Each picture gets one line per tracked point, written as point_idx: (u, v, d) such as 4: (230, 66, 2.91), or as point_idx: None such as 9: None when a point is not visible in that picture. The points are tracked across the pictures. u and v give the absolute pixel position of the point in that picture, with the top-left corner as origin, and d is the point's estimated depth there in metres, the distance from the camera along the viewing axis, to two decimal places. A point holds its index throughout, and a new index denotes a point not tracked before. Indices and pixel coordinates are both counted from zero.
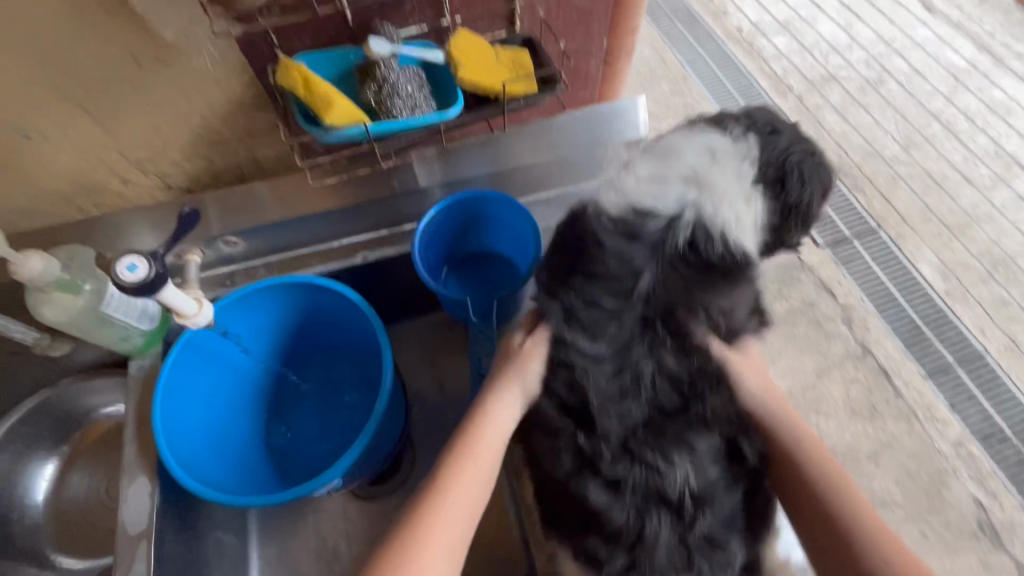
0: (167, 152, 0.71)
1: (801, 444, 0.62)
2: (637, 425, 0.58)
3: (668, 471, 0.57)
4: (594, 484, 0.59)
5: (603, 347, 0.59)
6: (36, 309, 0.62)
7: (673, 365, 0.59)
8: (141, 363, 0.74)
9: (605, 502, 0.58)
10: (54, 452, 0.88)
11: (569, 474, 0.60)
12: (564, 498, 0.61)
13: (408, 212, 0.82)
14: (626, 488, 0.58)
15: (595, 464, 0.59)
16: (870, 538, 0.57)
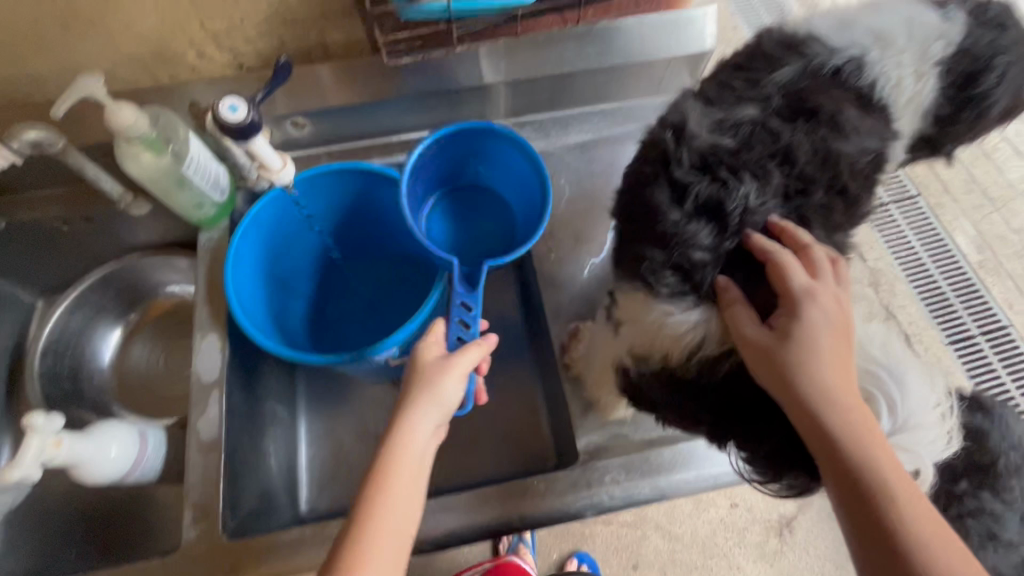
0: (242, 27, 0.72)
1: (835, 398, 0.49)
2: (723, 156, 0.58)
3: (735, 204, 0.57)
4: (663, 195, 0.59)
5: (716, 113, 0.61)
6: (122, 161, 0.66)
7: (776, 127, 0.59)
8: (210, 234, 0.78)
9: (663, 213, 0.58)
10: (119, 321, 0.95)
11: (643, 190, 0.61)
12: (631, 216, 0.62)
13: (466, 114, 0.84)
14: (689, 208, 0.58)
15: (669, 179, 0.59)
16: (905, 528, 0.44)
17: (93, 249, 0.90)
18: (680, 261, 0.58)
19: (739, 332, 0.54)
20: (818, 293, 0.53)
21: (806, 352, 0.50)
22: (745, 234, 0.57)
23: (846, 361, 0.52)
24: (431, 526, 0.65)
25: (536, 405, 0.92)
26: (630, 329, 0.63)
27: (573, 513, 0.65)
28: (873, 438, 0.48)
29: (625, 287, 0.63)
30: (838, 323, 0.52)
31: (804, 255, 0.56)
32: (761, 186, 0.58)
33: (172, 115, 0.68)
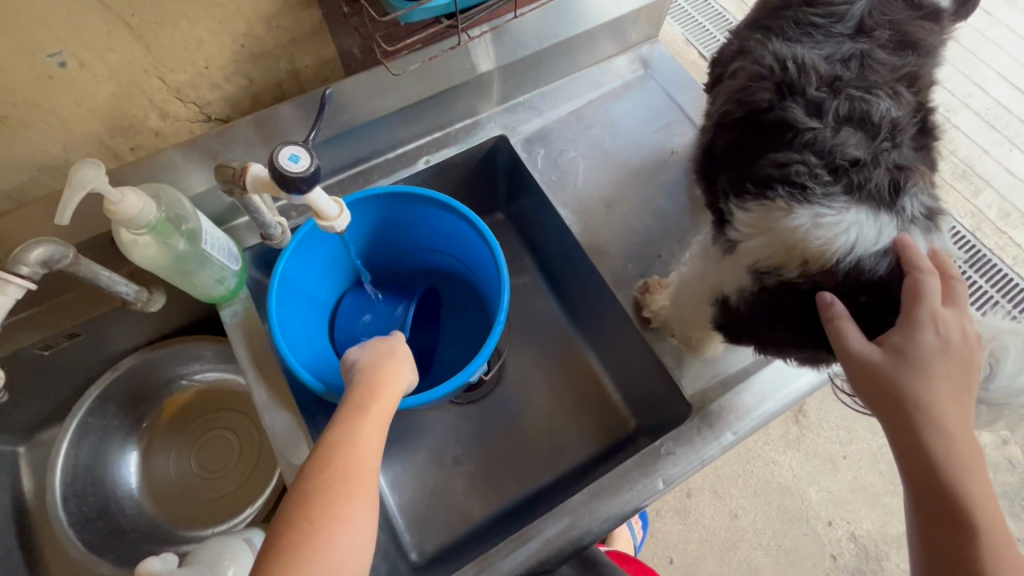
0: (208, 73, 0.64)
1: (946, 430, 0.48)
2: (847, 80, 0.58)
3: (881, 115, 0.56)
4: (798, 111, 0.58)
5: (820, 46, 0.62)
6: (127, 251, 0.57)
7: (885, 57, 0.60)
8: (232, 309, 0.70)
9: (803, 125, 0.57)
10: (130, 438, 0.84)
11: (771, 112, 0.60)
12: (757, 141, 0.61)
13: (457, 110, 0.81)
14: (831, 120, 0.57)
15: (802, 98, 0.59)
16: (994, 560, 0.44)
17: (78, 367, 0.77)
18: (833, 162, 0.56)
19: (843, 346, 0.51)
20: (943, 321, 0.50)
21: (921, 377, 0.48)
22: (892, 145, 0.56)
23: (965, 399, 0.49)
24: (588, 514, 0.63)
25: (598, 377, 0.94)
26: (757, 243, 0.60)
27: (707, 461, 0.66)
28: (978, 470, 0.47)
29: (757, 201, 0.60)
30: (959, 353, 0.49)
31: (913, 279, 0.52)
32: (896, 102, 0.58)
33: (172, 190, 0.59)
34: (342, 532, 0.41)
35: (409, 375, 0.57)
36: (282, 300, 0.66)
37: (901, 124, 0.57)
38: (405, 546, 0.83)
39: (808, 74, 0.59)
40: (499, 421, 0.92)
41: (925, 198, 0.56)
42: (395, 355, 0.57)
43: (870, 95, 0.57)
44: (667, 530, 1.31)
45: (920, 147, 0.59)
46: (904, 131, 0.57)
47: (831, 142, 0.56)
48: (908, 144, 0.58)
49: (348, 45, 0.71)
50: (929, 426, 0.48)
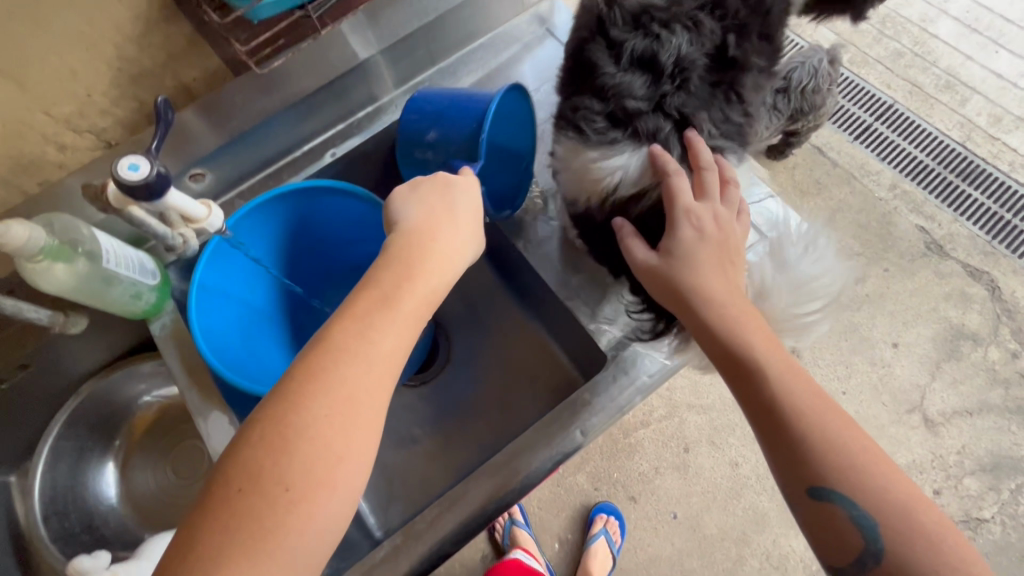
0: (94, 101, 0.67)
1: (719, 302, 0.56)
2: (652, 13, 0.60)
3: (668, 55, 0.59)
4: (602, 53, 0.62)
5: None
6: (30, 280, 0.60)
7: None
8: (159, 322, 0.73)
9: (601, 67, 0.62)
10: (107, 455, 0.89)
11: (582, 52, 0.64)
12: (573, 81, 0.66)
13: (355, 97, 0.81)
14: (625, 62, 0.61)
15: (607, 37, 0.62)
16: (782, 394, 0.52)
17: (42, 396, 0.83)
18: (614, 111, 0.62)
19: (629, 258, 0.61)
20: (696, 213, 0.58)
21: (689, 267, 0.57)
22: (672, 89, 0.60)
23: (728, 271, 0.58)
24: (513, 473, 0.65)
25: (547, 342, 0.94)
26: (562, 178, 0.69)
27: (627, 407, 0.67)
28: (752, 329, 0.55)
29: (561, 141, 0.67)
30: (714, 238, 0.57)
31: (665, 182, 0.59)
32: (693, 38, 0.59)
33: (66, 216, 0.63)
34: (363, 430, 0.45)
35: (465, 250, 0.56)
36: (202, 310, 0.67)
37: (693, 63, 0.59)
38: (371, 527, 0.86)
39: (615, 11, 0.62)
40: (453, 398, 0.94)
41: (707, 137, 0.62)
42: (445, 217, 0.56)
43: (665, 34, 0.59)
44: (668, 488, 1.38)
45: (717, 83, 0.61)
46: (696, 72, 0.60)
47: (617, 86, 0.61)
48: (699, 82, 0.60)
49: (230, 54, 0.72)
50: (709, 302, 0.56)
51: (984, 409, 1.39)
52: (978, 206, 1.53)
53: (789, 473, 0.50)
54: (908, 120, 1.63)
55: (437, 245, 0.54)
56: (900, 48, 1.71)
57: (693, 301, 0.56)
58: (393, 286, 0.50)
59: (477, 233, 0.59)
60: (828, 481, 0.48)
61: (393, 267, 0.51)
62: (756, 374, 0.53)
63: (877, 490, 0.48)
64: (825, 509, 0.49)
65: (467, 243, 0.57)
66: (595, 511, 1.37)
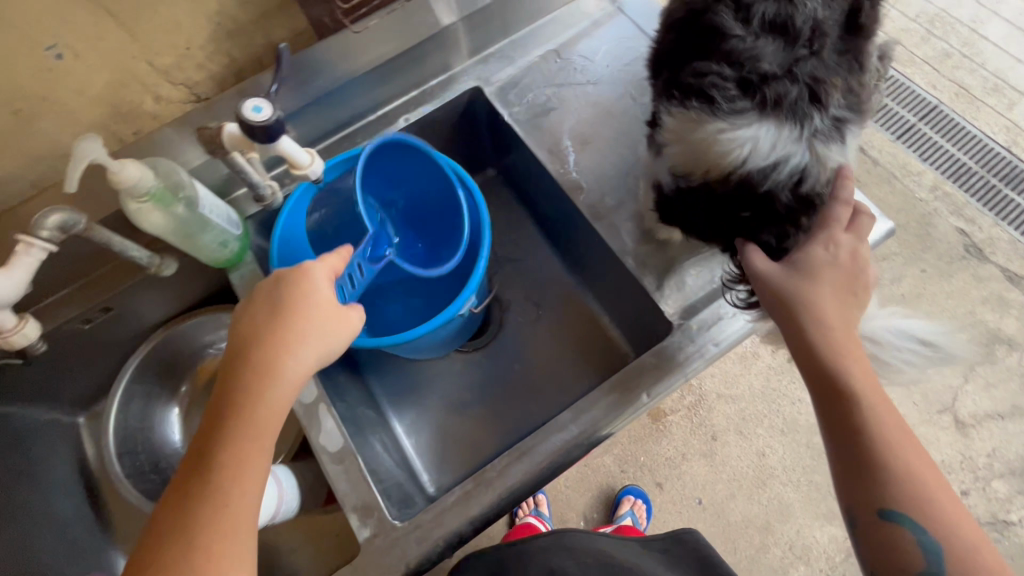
0: (192, 54, 0.70)
1: (828, 324, 0.58)
2: None
3: (802, 18, 0.60)
4: (728, 15, 0.63)
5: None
6: (134, 219, 0.63)
7: None
8: (239, 271, 0.76)
9: (730, 30, 0.62)
10: (172, 402, 0.93)
11: (706, 19, 0.65)
12: (693, 47, 0.67)
13: (430, 64, 0.83)
14: (755, 26, 0.62)
15: (732, 3, 0.63)
16: (869, 424, 0.54)
17: (118, 340, 0.86)
18: (745, 77, 0.62)
19: (750, 267, 0.64)
20: (838, 240, 0.62)
21: (812, 285, 0.60)
22: (808, 52, 0.60)
23: (847, 301, 0.60)
24: (578, 430, 0.67)
25: (598, 317, 0.96)
26: (677, 149, 0.68)
27: (691, 374, 0.69)
28: (856, 355, 0.57)
29: (679, 110, 0.67)
30: (846, 265, 0.61)
31: (829, 207, 0.64)
32: (823, 3, 0.61)
33: (168, 162, 0.65)
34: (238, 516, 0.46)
35: (327, 344, 0.55)
36: (285, 258, 0.71)
37: (823, 28, 0.60)
38: (423, 483, 0.89)
39: None
40: (503, 366, 0.97)
41: (838, 104, 0.62)
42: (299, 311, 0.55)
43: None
44: (694, 473, 1.40)
45: (846, 50, 0.62)
46: (827, 37, 0.61)
47: (746, 51, 0.62)
48: (831, 49, 0.61)
49: (318, 14, 0.74)
50: (820, 324, 0.58)
51: (1016, 413, 1.38)
52: (1019, 211, 1.52)
53: (856, 497, 0.53)
54: (953, 122, 1.61)
55: (306, 332, 0.54)
56: (949, 48, 1.69)
57: (802, 321, 0.59)
58: (258, 370, 0.51)
59: (343, 323, 0.57)
60: (899, 504, 0.51)
61: (267, 349, 0.52)
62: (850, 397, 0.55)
63: (944, 517, 0.51)
64: (889, 528, 0.51)
65: (319, 339, 0.54)
66: (623, 493, 1.39)
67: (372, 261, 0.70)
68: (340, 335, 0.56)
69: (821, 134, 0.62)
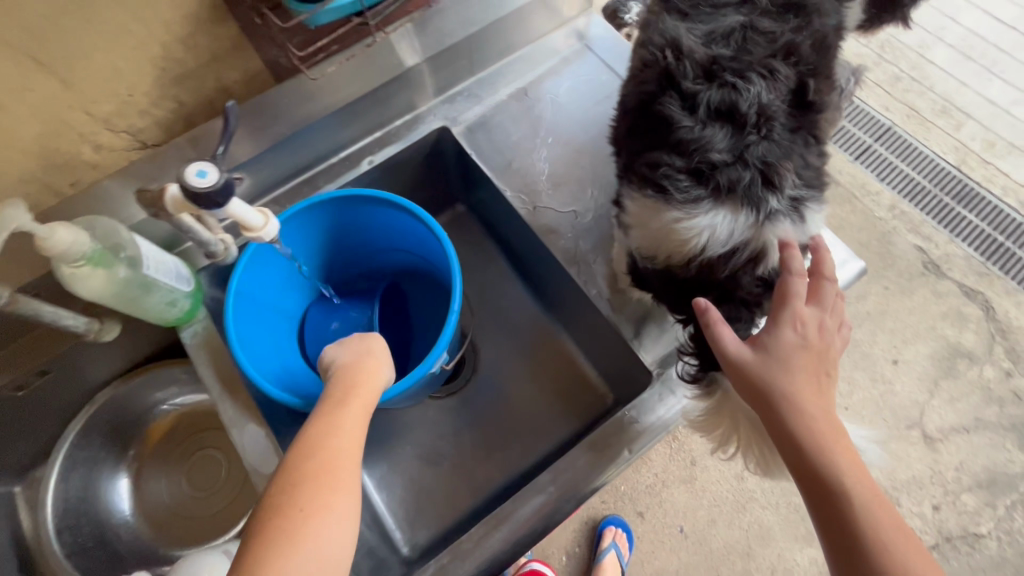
0: (134, 101, 0.65)
1: (808, 412, 0.52)
2: (723, 63, 0.62)
3: (747, 103, 0.60)
4: (675, 105, 0.63)
5: (701, 28, 0.66)
6: (67, 285, 0.58)
7: (766, 28, 0.64)
8: (190, 330, 0.71)
9: (678, 121, 0.62)
10: (120, 466, 0.86)
11: (654, 105, 0.65)
12: (644, 132, 0.66)
13: (395, 105, 0.80)
14: (702, 114, 0.62)
15: (678, 91, 0.63)
16: (866, 526, 0.47)
17: (57, 403, 0.79)
18: (696, 166, 0.61)
19: (719, 350, 0.58)
20: (806, 318, 0.56)
21: (785, 372, 0.54)
22: (758, 136, 0.60)
23: (824, 386, 0.54)
24: (558, 490, 0.64)
25: (575, 356, 0.94)
26: (640, 233, 0.68)
27: (673, 425, 0.67)
28: (842, 446, 0.51)
29: (638, 196, 0.66)
30: (817, 348, 0.55)
31: (785, 281, 0.57)
32: (770, 85, 0.61)
33: (107, 220, 0.60)
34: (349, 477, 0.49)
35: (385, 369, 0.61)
36: (241, 318, 0.66)
37: (770, 113, 0.60)
38: (397, 542, 0.84)
39: (680, 67, 0.64)
40: (479, 411, 0.93)
41: (795, 185, 0.61)
42: (373, 355, 0.62)
43: (743, 88, 0.60)
44: (675, 501, 1.38)
45: (798, 127, 0.62)
46: (776, 122, 0.61)
47: (697, 141, 0.61)
48: (780, 130, 0.61)
49: (273, 56, 0.70)
50: (802, 413, 0.52)
51: (980, 426, 1.42)
52: (971, 228, 1.58)
53: None
54: (907, 144, 1.67)
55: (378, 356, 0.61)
56: (898, 72, 1.76)
57: (781, 410, 0.53)
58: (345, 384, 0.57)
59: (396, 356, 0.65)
60: None
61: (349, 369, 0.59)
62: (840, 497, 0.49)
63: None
64: None
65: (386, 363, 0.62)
66: (604, 524, 1.36)
67: None
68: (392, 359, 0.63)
69: (780, 215, 0.61)
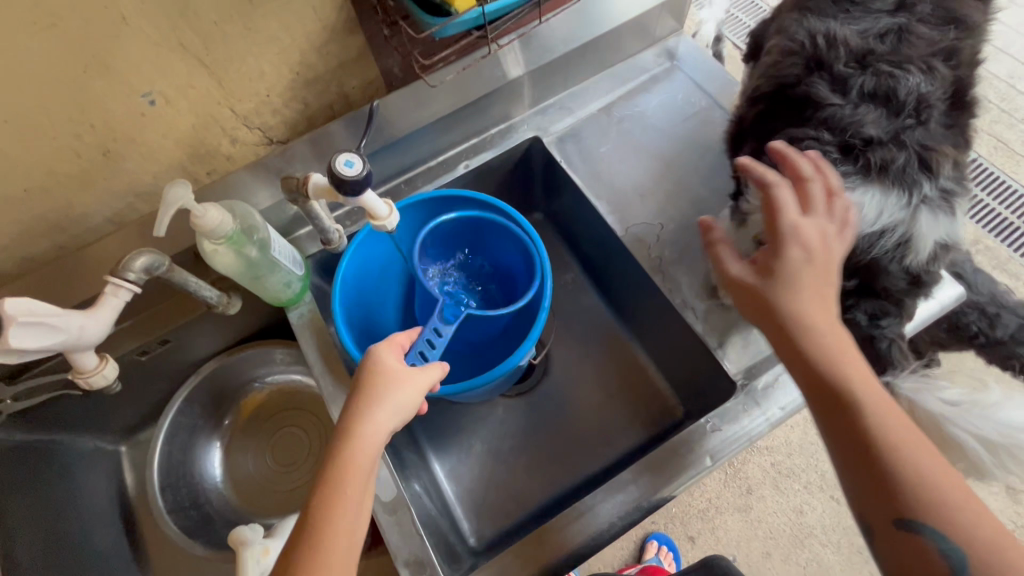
0: (270, 101, 0.72)
1: (811, 326, 0.53)
2: (879, 54, 0.66)
3: (906, 91, 0.63)
4: (824, 87, 0.67)
5: (856, 23, 0.69)
6: (209, 259, 0.64)
7: (923, 33, 0.67)
8: (298, 311, 0.77)
9: (828, 100, 0.66)
10: (214, 436, 0.93)
11: (798, 89, 0.69)
12: (784, 116, 0.71)
13: (497, 112, 0.85)
14: (854, 96, 0.65)
15: (828, 74, 0.68)
16: (876, 429, 0.48)
17: (169, 371, 0.87)
18: (847, 141, 0.64)
19: (723, 270, 0.59)
20: (803, 230, 0.56)
21: (784, 287, 0.54)
22: (915, 122, 0.63)
23: (827, 295, 0.55)
24: (637, 491, 0.65)
25: (646, 366, 0.95)
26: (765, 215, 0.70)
27: (755, 437, 0.67)
28: (848, 357, 0.52)
29: (772, 174, 0.68)
30: (820, 259, 0.55)
31: (770, 194, 0.58)
32: (929, 77, 0.64)
33: (244, 205, 0.67)
34: None
35: (397, 413, 0.53)
36: (346, 302, 0.72)
37: (928, 104, 0.64)
38: (464, 532, 0.87)
39: (834, 54, 0.68)
40: (549, 413, 0.95)
41: (947, 175, 0.64)
42: (386, 387, 0.54)
43: (903, 78, 0.64)
44: (728, 528, 1.34)
45: (952, 124, 0.65)
46: (932, 112, 0.64)
47: (849, 123, 0.64)
48: (936, 120, 0.64)
49: (389, 64, 0.77)
50: (813, 332, 0.53)
51: None
52: None
53: (870, 506, 0.48)
54: (994, 177, 1.59)
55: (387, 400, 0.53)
56: (987, 103, 1.69)
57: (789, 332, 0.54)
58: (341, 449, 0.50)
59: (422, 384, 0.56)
60: (916, 513, 0.45)
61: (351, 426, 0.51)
62: (847, 407, 0.50)
63: (964, 524, 0.44)
64: (907, 538, 0.46)
65: (403, 397, 0.54)
66: (651, 542, 1.34)
67: (443, 322, 0.69)
68: (415, 391, 0.55)
69: (931, 201, 0.64)
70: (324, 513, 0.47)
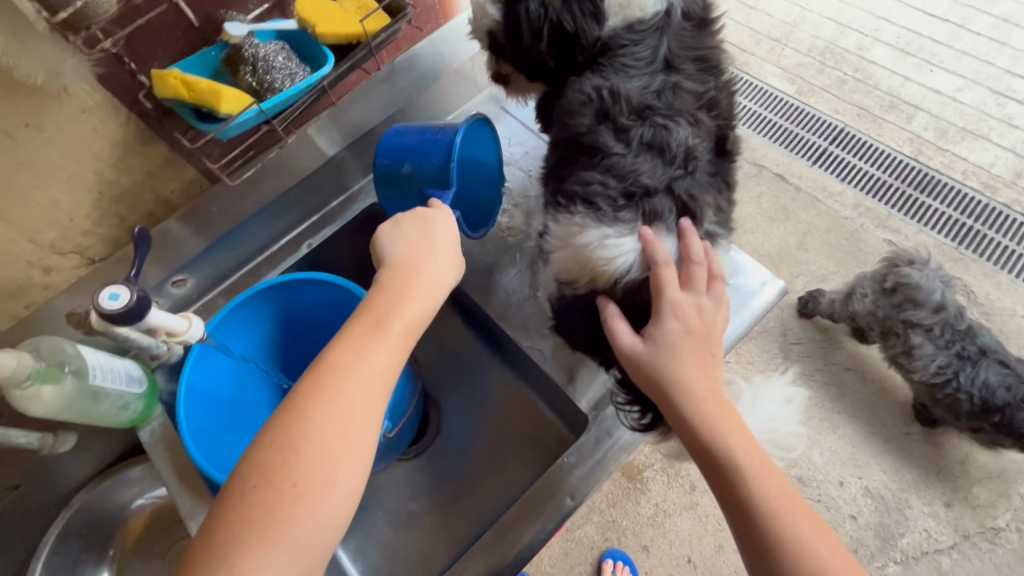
0: (76, 224, 0.71)
1: (695, 396, 0.57)
2: (654, 108, 0.67)
3: (676, 142, 0.66)
4: (609, 136, 0.67)
5: (634, 79, 0.69)
6: (18, 405, 0.61)
7: (689, 87, 0.69)
8: (149, 428, 0.74)
9: (611, 149, 0.67)
10: (102, 565, 0.88)
11: (586, 136, 0.68)
12: (573, 163, 0.70)
13: (327, 187, 0.85)
14: (634, 145, 0.66)
15: (613, 125, 0.67)
16: (758, 494, 0.53)
17: (35, 511, 0.82)
18: (628, 189, 0.66)
19: (616, 344, 0.61)
20: (682, 307, 0.60)
21: (671, 357, 0.59)
22: (684, 172, 0.67)
23: (707, 365, 0.59)
24: (504, 547, 0.65)
25: (534, 402, 0.95)
26: (561, 257, 0.69)
27: (612, 465, 0.69)
28: (731, 426, 0.56)
29: (564, 216, 0.69)
30: (698, 332, 0.60)
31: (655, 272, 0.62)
32: (696, 129, 0.67)
33: (53, 339, 0.66)
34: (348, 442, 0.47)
35: (446, 278, 0.57)
36: (193, 414, 0.68)
37: (695, 154, 0.67)
38: None
39: (616, 101, 0.67)
40: (449, 469, 0.94)
41: (712, 223, 0.68)
42: (430, 252, 0.58)
43: (672, 131, 0.66)
44: (679, 529, 1.34)
45: (716, 171, 0.70)
46: (698, 159, 0.67)
47: (629, 176, 0.66)
48: (702, 169, 0.68)
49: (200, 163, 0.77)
50: (698, 402, 0.57)
51: None
52: (941, 217, 1.56)
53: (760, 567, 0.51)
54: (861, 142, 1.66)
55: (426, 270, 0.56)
56: (843, 75, 1.75)
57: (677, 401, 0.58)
58: (386, 309, 0.53)
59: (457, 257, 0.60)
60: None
61: (386, 295, 0.54)
62: (733, 476, 0.54)
63: None
64: None
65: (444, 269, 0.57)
66: (606, 559, 1.31)
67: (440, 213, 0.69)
68: (450, 271, 0.58)
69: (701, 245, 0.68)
70: (351, 368, 0.49)
